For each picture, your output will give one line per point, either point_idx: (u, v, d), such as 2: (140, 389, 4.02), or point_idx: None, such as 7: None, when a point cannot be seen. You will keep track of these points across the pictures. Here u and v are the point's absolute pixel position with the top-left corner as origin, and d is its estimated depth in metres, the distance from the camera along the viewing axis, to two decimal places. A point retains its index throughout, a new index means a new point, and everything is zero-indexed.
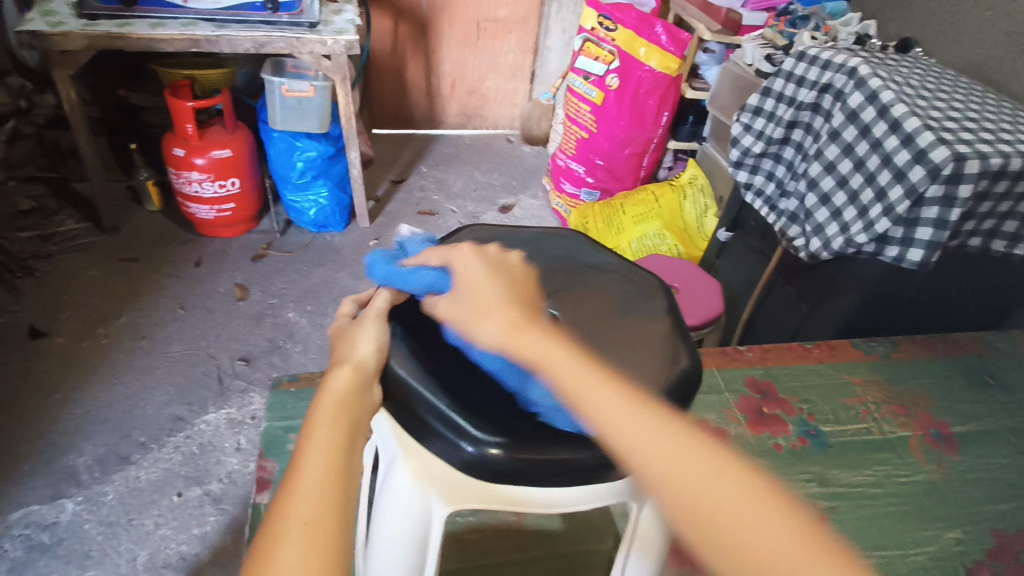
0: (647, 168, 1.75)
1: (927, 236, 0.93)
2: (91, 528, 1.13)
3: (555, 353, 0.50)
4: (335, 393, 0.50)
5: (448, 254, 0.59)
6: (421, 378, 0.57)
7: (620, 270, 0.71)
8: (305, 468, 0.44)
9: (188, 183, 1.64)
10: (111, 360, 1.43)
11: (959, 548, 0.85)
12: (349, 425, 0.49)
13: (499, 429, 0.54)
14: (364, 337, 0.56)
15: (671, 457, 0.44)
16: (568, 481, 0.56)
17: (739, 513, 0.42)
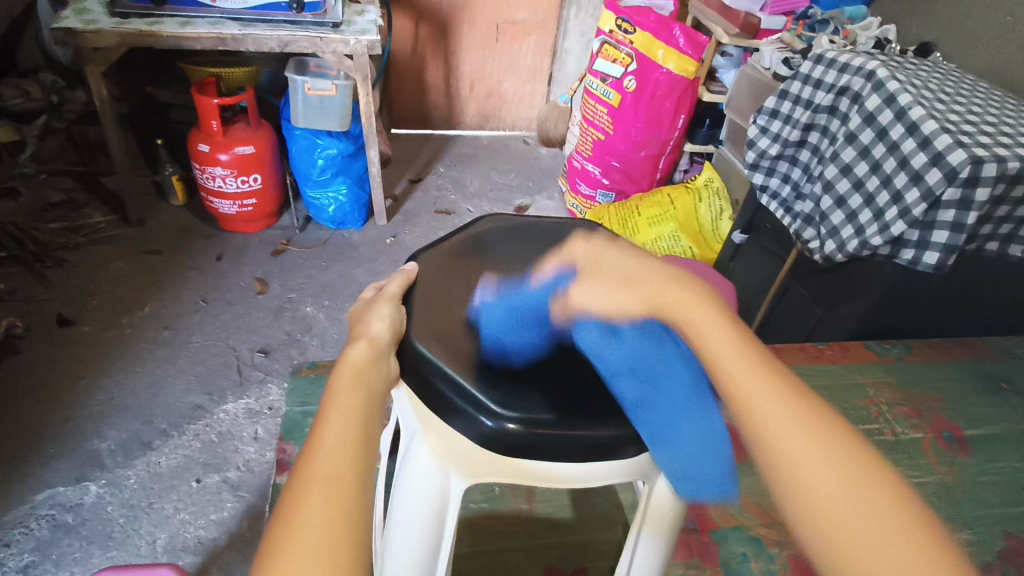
0: (663, 170, 1.77)
1: (944, 238, 0.93)
2: (113, 510, 1.16)
3: (702, 316, 0.48)
4: (353, 363, 0.54)
5: (567, 256, 0.61)
6: (440, 356, 0.58)
7: None
8: (327, 428, 0.47)
9: (211, 179, 1.68)
10: (134, 349, 1.46)
11: (969, 549, 0.85)
12: (366, 392, 0.52)
13: (517, 407, 0.56)
14: (376, 315, 0.59)
15: (796, 444, 0.43)
16: (582, 458, 0.58)
17: (853, 515, 0.40)
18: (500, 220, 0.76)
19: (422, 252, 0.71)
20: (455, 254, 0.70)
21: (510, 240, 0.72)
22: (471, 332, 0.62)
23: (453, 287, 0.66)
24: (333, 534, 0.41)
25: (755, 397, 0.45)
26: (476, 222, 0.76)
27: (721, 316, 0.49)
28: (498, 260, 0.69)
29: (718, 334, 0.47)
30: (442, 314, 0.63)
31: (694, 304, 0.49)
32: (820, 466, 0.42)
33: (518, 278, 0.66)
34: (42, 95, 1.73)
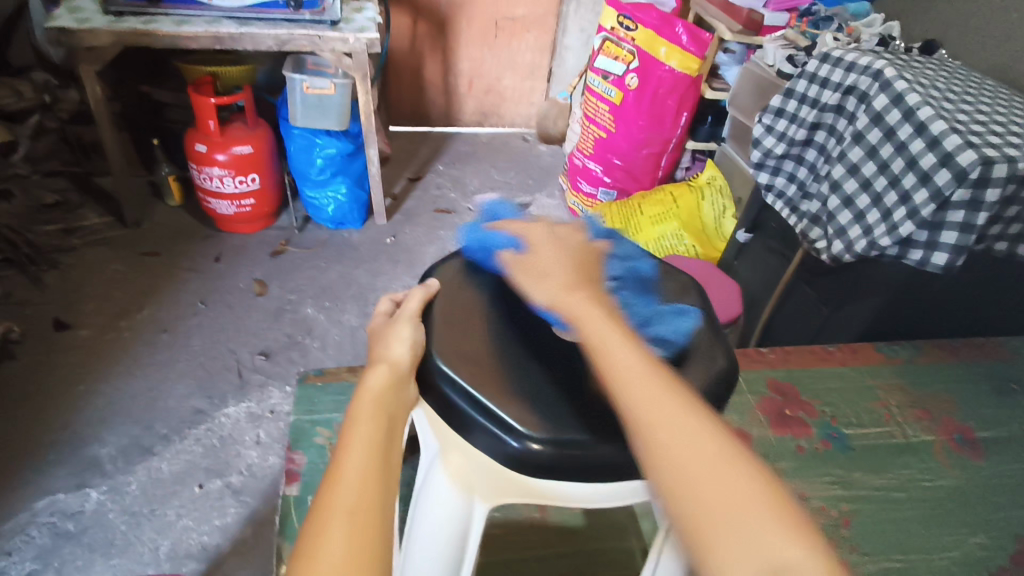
0: (665, 168, 1.75)
1: (953, 239, 0.92)
2: (114, 517, 1.15)
3: (593, 322, 0.55)
4: (374, 389, 0.54)
5: (526, 228, 0.65)
6: (464, 373, 0.57)
7: (653, 266, 0.71)
8: (348, 456, 0.47)
9: (209, 179, 1.67)
10: (133, 352, 1.45)
11: (982, 553, 0.85)
12: (385, 420, 0.51)
13: (544, 425, 0.54)
14: (396, 337, 0.59)
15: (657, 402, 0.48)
16: (604, 475, 0.56)
17: (704, 466, 0.44)
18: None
19: (438, 266, 0.69)
20: (471, 264, 0.69)
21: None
22: (492, 342, 0.61)
23: (471, 299, 0.65)
24: (355, 560, 0.40)
25: (651, 398, 0.48)
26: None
27: (607, 315, 0.55)
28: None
29: (617, 343, 0.52)
30: (464, 327, 0.62)
31: (587, 309, 0.56)
32: (686, 426, 0.47)
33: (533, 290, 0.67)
34: (35, 94, 1.71)
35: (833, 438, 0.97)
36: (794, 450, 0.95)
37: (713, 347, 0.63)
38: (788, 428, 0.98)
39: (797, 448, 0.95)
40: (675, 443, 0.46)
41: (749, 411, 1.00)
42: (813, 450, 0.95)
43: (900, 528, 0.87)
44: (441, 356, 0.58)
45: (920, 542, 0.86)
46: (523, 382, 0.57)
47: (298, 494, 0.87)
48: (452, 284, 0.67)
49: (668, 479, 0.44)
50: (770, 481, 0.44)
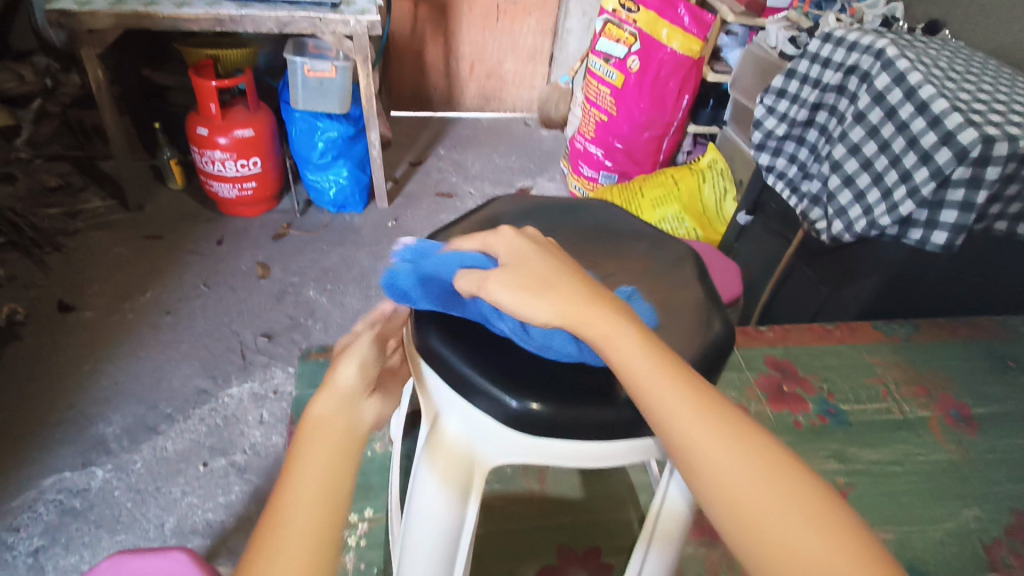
0: (666, 152, 1.75)
1: (952, 219, 0.93)
2: (120, 495, 1.16)
3: (622, 346, 0.49)
4: (321, 417, 0.53)
5: (490, 242, 0.57)
6: (457, 335, 0.59)
7: (653, 238, 0.72)
8: (289, 497, 0.47)
9: (211, 162, 1.67)
10: (137, 333, 1.46)
11: (977, 526, 0.86)
12: (331, 450, 0.50)
13: (544, 387, 0.55)
14: (346, 360, 0.57)
15: (711, 447, 0.46)
16: (604, 435, 0.56)
17: (771, 516, 0.44)
18: (515, 199, 0.75)
19: (439, 233, 0.68)
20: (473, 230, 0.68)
21: (526, 220, 0.71)
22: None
23: None
24: None
25: (705, 443, 0.46)
26: (490, 202, 0.74)
27: (637, 336, 0.49)
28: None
29: (653, 373, 0.48)
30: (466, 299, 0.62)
31: (607, 333, 0.49)
32: (743, 473, 0.45)
33: None
34: (36, 78, 1.73)
35: (830, 414, 0.98)
36: (791, 425, 0.96)
37: (711, 314, 0.62)
38: (785, 404, 0.99)
39: (794, 423, 0.96)
40: (735, 491, 0.44)
41: (747, 387, 1.01)
42: (810, 426, 0.96)
43: (896, 502, 0.88)
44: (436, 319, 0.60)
45: (915, 514, 0.87)
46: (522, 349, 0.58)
47: None
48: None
49: (760, 547, 0.43)
50: (836, 521, 0.44)
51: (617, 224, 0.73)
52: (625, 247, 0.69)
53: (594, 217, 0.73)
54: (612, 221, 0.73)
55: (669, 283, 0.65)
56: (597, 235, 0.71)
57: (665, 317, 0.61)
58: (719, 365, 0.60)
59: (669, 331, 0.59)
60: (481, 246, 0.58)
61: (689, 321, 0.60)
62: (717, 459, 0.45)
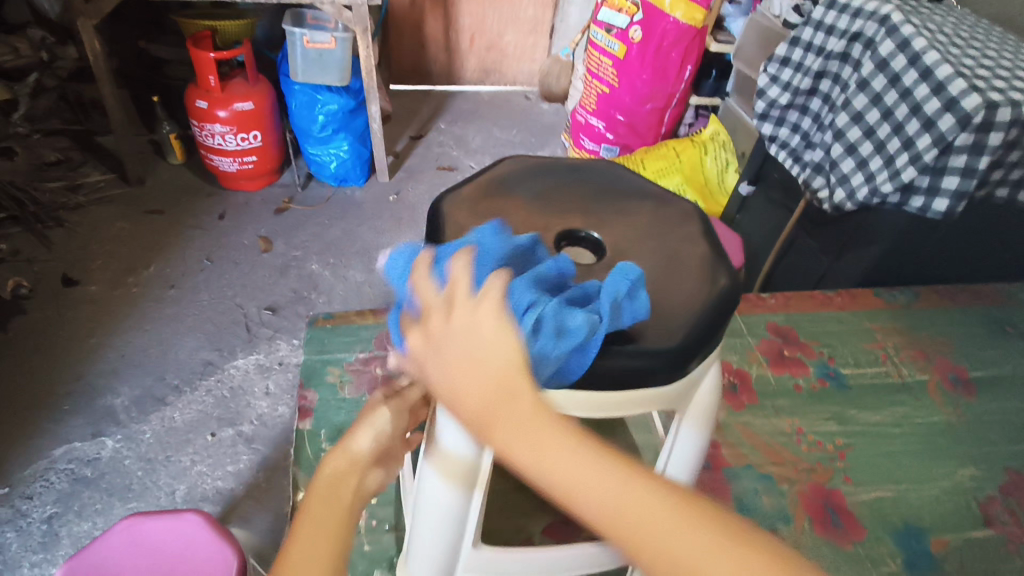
0: (668, 123, 1.74)
1: (954, 185, 0.93)
2: (131, 464, 1.18)
3: (504, 431, 0.40)
4: (331, 479, 0.52)
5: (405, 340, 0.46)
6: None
7: (664, 197, 0.72)
8: (289, 560, 0.47)
9: (211, 136, 1.66)
10: (142, 307, 1.47)
11: (973, 484, 0.88)
12: (335, 516, 0.50)
13: None
14: (367, 424, 0.56)
15: (611, 504, 0.37)
16: (624, 384, 0.54)
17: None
18: (521, 161, 0.75)
19: (445, 197, 0.67)
20: (480, 191, 0.68)
21: (532, 180, 0.71)
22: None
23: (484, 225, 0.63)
24: None
25: (604, 509, 0.37)
26: (496, 164, 0.74)
27: (522, 411, 0.40)
28: (521, 199, 0.68)
29: (539, 447, 0.39)
30: None
31: (494, 425, 0.41)
32: (652, 531, 0.36)
33: (545, 220, 0.65)
34: (32, 51, 1.70)
35: (830, 377, 1.00)
36: (792, 388, 0.97)
37: (718, 270, 0.63)
38: (786, 367, 1.01)
39: (795, 387, 0.98)
40: (647, 555, 0.36)
41: (749, 352, 1.02)
42: (810, 389, 0.98)
43: (893, 462, 0.90)
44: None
45: (912, 473, 0.89)
46: None
47: (311, 428, 0.91)
48: (460, 210, 0.65)
49: None
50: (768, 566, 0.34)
51: (624, 183, 0.73)
52: (632, 206, 0.69)
53: (601, 178, 0.73)
54: (620, 181, 0.73)
55: (677, 243, 0.65)
56: (605, 194, 0.71)
57: (673, 273, 0.61)
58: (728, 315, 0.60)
59: (676, 287, 0.60)
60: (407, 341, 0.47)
61: (697, 277, 0.61)
62: (621, 520, 0.37)
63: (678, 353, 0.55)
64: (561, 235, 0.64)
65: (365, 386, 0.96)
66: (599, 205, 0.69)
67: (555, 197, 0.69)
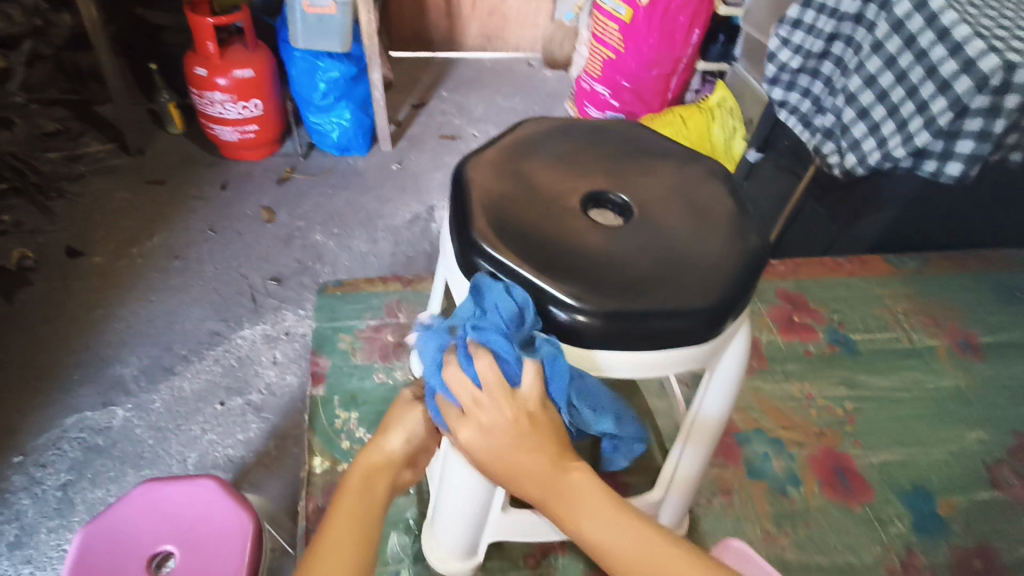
0: (675, 90, 1.71)
1: (968, 149, 0.92)
2: (142, 432, 1.20)
3: (562, 499, 0.51)
4: (369, 466, 0.60)
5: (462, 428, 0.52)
6: (505, 251, 0.56)
7: (683, 158, 0.71)
8: (329, 533, 0.55)
9: (211, 105, 1.64)
10: (147, 278, 1.47)
11: (980, 447, 0.89)
12: (370, 496, 0.58)
13: (596, 297, 0.53)
14: (401, 422, 0.63)
15: (642, 553, 0.48)
16: (653, 343, 0.55)
17: None
18: (539, 123, 0.73)
19: (469, 160, 0.66)
20: (502, 155, 0.67)
21: (552, 143, 0.70)
22: (534, 218, 0.60)
23: (510, 188, 0.63)
24: None
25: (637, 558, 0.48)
26: (515, 128, 0.72)
27: (577, 484, 0.51)
28: (541, 163, 0.67)
29: (588, 509, 0.50)
30: (504, 213, 0.60)
31: (553, 494, 0.51)
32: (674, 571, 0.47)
33: (568, 181, 0.64)
34: (24, 18, 1.59)
35: (840, 342, 1.00)
36: (801, 353, 0.98)
37: (736, 232, 0.62)
38: (795, 333, 1.01)
39: (804, 351, 0.98)
40: None
41: (759, 318, 1.02)
42: (820, 354, 0.98)
43: (901, 425, 0.91)
44: (481, 235, 0.57)
45: (920, 436, 0.90)
46: (569, 260, 0.56)
47: (323, 395, 0.91)
48: (486, 174, 0.64)
49: None
50: None
51: (641, 144, 0.72)
52: (649, 167, 0.68)
53: (615, 139, 0.72)
54: (635, 143, 0.72)
55: (694, 204, 0.65)
56: (621, 155, 0.69)
57: (692, 235, 0.61)
58: (753, 273, 0.60)
59: (699, 247, 0.59)
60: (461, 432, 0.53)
61: (716, 239, 0.60)
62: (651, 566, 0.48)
63: (701, 315, 0.54)
64: (588, 197, 0.63)
65: (376, 353, 0.97)
66: (617, 165, 0.68)
67: (575, 159, 0.68)
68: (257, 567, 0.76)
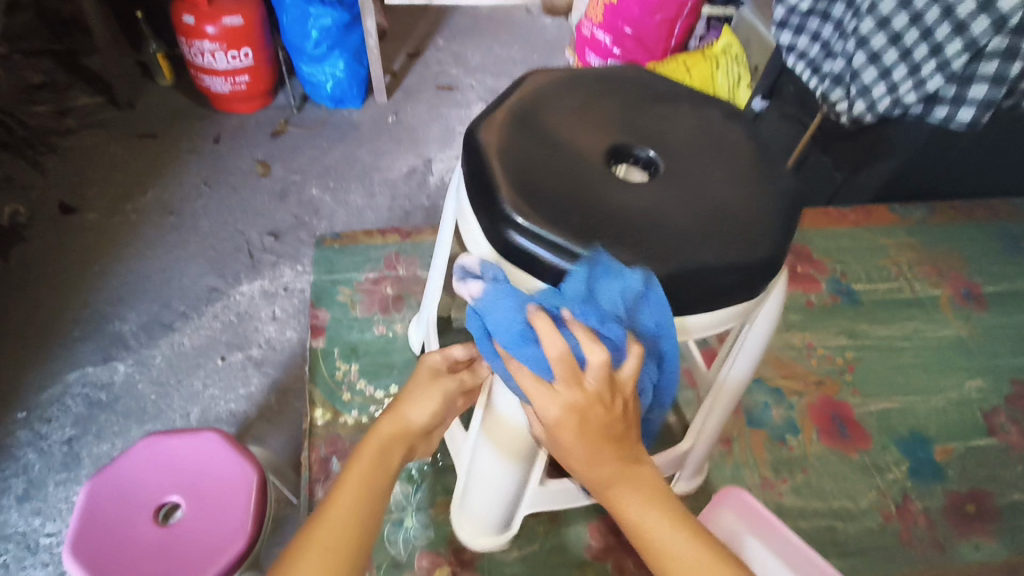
0: (678, 36, 1.64)
1: (982, 94, 0.90)
2: (144, 387, 1.20)
3: (623, 493, 0.51)
4: (384, 436, 0.61)
5: (544, 403, 0.50)
6: (544, 224, 0.51)
7: (692, 100, 0.68)
8: (339, 496, 0.55)
9: (200, 55, 1.59)
10: (142, 234, 1.45)
11: (978, 396, 0.90)
12: (381, 467, 0.59)
13: (642, 263, 0.50)
14: (422, 400, 0.63)
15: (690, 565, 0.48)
16: (695, 304, 0.53)
17: None
18: (548, 73, 0.67)
19: (479, 121, 0.61)
20: (515, 117, 0.61)
21: (565, 96, 0.64)
22: (561, 184, 0.55)
23: (531, 147, 0.58)
24: None
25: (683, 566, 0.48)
26: (522, 80, 0.66)
27: (642, 481, 0.52)
28: (556, 118, 0.62)
29: (646, 510, 0.51)
30: (531, 173, 0.55)
31: (617, 484, 0.51)
32: None
33: (583, 132, 0.61)
34: None
35: (842, 293, 0.99)
36: (803, 304, 0.97)
37: (750, 176, 0.60)
38: (798, 284, 1.00)
39: (806, 302, 0.97)
40: None
41: None
42: (822, 305, 0.98)
43: (903, 374, 0.91)
44: (515, 210, 0.52)
45: (920, 385, 0.90)
46: (605, 222, 0.52)
47: (324, 347, 0.91)
48: (499, 134, 0.58)
49: None
50: None
51: (648, 86, 0.69)
52: (657, 108, 0.66)
53: (623, 81, 0.69)
54: (641, 85, 0.69)
55: (704, 148, 0.62)
56: (627, 96, 0.67)
57: (704, 181, 0.58)
58: (784, 224, 0.57)
59: (710, 192, 0.57)
60: (539, 402, 0.50)
61: (728, 185, 0.58)
62: None
63: (724, 271, 0.52)
64: (609, 152, 0.60)
65: (375, 306, 0.96)
66: (623, 106, 0.65)
67: (591, 113, 0.63)
68: (263, 518, 0.77)
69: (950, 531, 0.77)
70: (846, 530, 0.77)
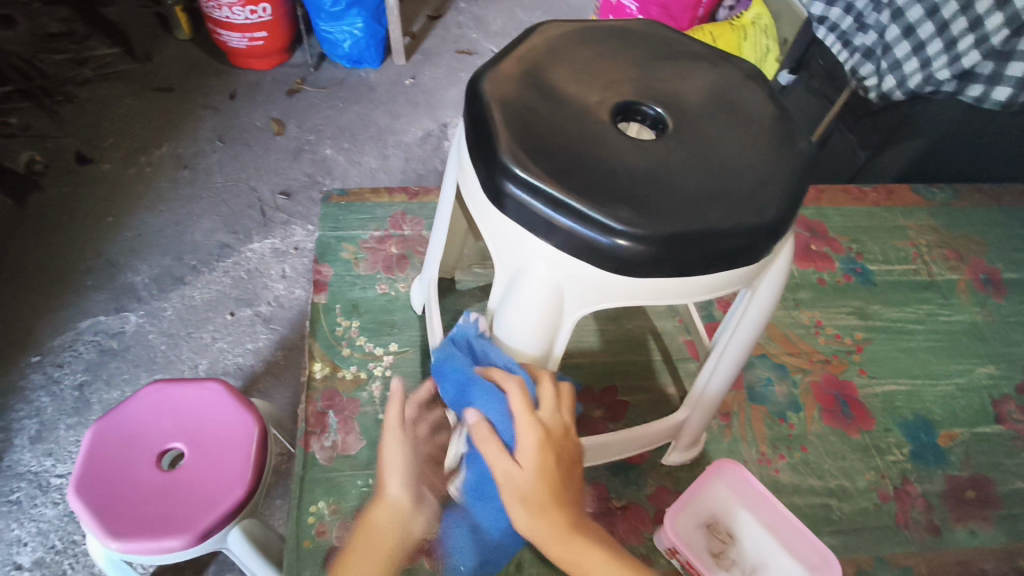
0: (706, 6, 1.58)
1: (1020, 72, 0.86)
2: (154, 337, 1.22)
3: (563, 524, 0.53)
4: (372, 524, 0.58)
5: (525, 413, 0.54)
6: (543, 178, 0.50)
7: (711, 61, 0.65)
8: None
9: (218, 8, 1.57)
10: (156, 187, 1.46)
11: (989, 382, 0.88)
12: (380, 556, 0.56)
13: (641, 222, 0.49)
14: (396, 471, 0.60)
15: None
16: (694, 268, 0.51)
17: None
18: (561, 27, 0.65)
19: (485, 71, 0.58)
20: (522, 67, 0.59)
21: (577, 53, 0.62)
22: (565, 140, 0.53)
23: (535, 100, 0.56)
24: None
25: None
26: (533, 31, 0.64)
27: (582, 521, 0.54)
28: (564, 74, 0.60)
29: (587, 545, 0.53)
30: (533, 127, 0.53)
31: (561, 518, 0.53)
32: None
33: (593, 88, 0.59)
34: None
35: (856, 273, 0.97)
36: (815, 282, 0.95)
37: (764, 142, 0.58)
38: (811, 262, 0.97)
39: (818, 281, 0.95)
40: None
41: None
42: (834, 283, 0.95)
43: (912, 358, 0.89)
44: (513, 161, 0.51)
45: (929, 369, 0.88)
46: (607, 180, 0.51)
47: (326, 304, 0.91)
48: (504, 85, 0.57)
49: None
50: None
51: (666, 45, 0.66)
52: (673, 68, 0.63)
53: (641, 39, 0.66)
54: (659, 44, 0.66)
55: (720, 110, 0.60)
56: (643, 54, 0.64)
57: (716, 144, 0.56)
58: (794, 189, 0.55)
59: (723, 155, 0.55)
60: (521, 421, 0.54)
61: (742, 149, 0.56)
62: None
63: (730, 235, 0.50)
64: (618, 109, 0.58)
65: (379, 265, 0.96)
66: (637, 64, 0.63)
67: (602, 72, 0.61)
68: (263, 468, 0.78)
69: (948, 515, 0.76)
70: (841, 508, 0.76)
